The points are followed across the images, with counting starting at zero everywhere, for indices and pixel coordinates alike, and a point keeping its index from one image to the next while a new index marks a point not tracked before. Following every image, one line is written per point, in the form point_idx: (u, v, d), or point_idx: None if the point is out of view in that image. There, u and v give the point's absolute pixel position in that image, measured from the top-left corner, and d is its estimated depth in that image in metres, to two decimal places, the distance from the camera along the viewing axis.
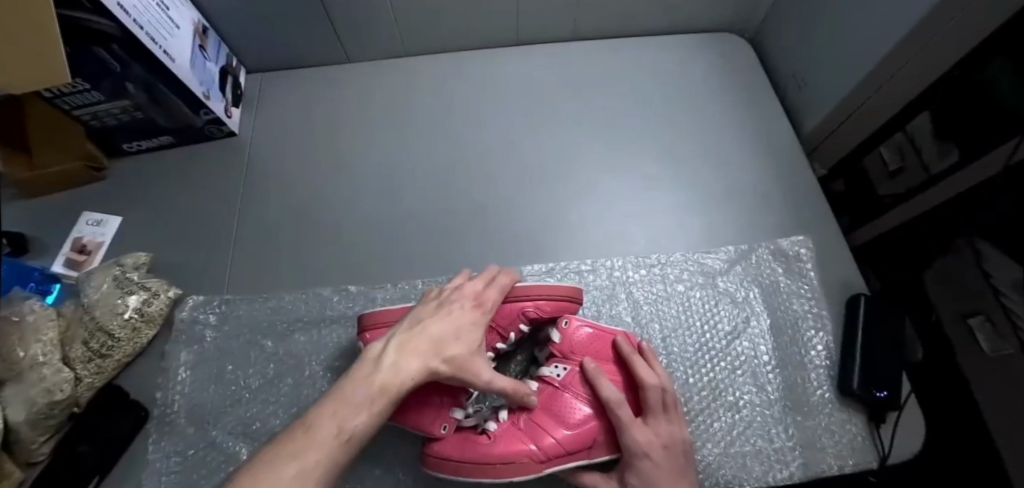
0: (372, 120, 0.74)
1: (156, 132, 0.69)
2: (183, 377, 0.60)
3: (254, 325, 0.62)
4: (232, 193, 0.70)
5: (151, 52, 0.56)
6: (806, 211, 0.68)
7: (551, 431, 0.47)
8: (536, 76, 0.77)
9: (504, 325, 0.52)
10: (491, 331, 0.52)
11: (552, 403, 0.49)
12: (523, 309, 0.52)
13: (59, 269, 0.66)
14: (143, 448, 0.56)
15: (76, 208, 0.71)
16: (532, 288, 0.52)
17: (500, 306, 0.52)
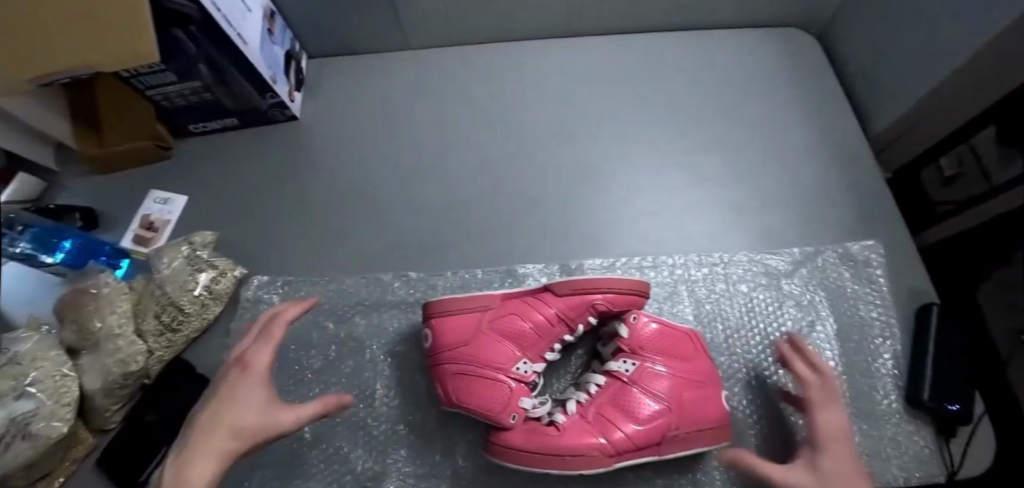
0: (431, 108, 0.74)
1: (223, 114, 0.71)
2: None
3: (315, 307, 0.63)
4: (293, 177, 0.71)
5: (226, 34, 0.57)
6: (876, 214, 0.66)
7: (620, 424, 0.48)
8: (595, 69, 0.76)
9: (570, 316, 0.52)
10: (559, 323, 0.52)
11: (622, 396, 0.50)
12: (591, 301, 0.51)
13: (128, 245, 0.69)
14: None
15: (145, 186, 0.73)
16: (601, 280, 0.51)
17: (570, 296, 0.51)
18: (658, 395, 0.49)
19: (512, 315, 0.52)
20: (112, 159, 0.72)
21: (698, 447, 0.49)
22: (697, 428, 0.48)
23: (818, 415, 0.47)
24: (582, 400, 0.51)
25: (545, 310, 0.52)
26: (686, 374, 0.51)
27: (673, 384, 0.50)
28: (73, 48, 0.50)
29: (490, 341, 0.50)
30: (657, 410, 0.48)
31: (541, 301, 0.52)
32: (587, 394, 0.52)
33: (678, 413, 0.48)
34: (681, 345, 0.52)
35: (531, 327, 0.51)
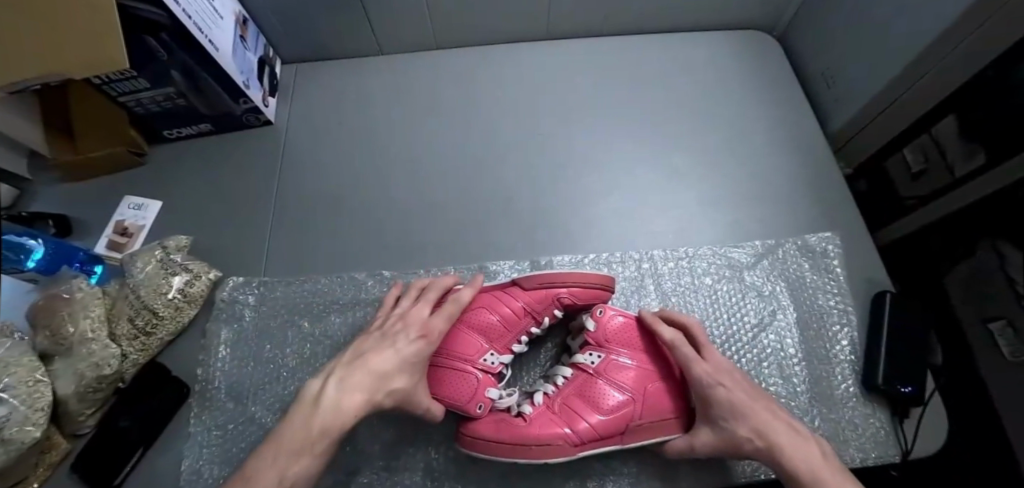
0: (403, 111, 0.75)
1: (197, 120, 0.71)
2: (222, 355, 0.62)
3: (290, 307, 0.64)
4: (267, 182, 0.71)
5: (196, 42, 0.57)
6: (831, 208, 0.69)
7: (585, 416, 0.50)
8: (564, 72, 0.78)
9: (536, 309, 0.54)
10: (525, 315, 0.54)
11: (588, 388, 0.52)
12: (556, 294, 0.54)
13: (103, 250, 0.69)
14: (183, 423, 0.59)
15: (118, 193, 0.73)
16: (566, 274, 0.54)
17: (534, 290, 0.54)
18: (623, 387, 0.51)
19: (480, 308, 0.54)
20: (84, 166, 0.72)
21: (663, 435, 0.51)
22: (657, 417, 0.50)
23: (697, 372, 0.49)
24: (550, 392, 0.53)
25: (514, 302, 0.54)
26: (647, 366, 0.53)
27: (638, 375, 0.52)
28: (55, 54, 0.51)
29: (459, 332, 0.53)
30: (621, 401, 0.50)
31: (509, 294, 0.54)
32: (554, 386, 0.54)
33: (640, 403, 0.50)
34: (645, 338, 0.54)
35: (500, 319, 0.54)
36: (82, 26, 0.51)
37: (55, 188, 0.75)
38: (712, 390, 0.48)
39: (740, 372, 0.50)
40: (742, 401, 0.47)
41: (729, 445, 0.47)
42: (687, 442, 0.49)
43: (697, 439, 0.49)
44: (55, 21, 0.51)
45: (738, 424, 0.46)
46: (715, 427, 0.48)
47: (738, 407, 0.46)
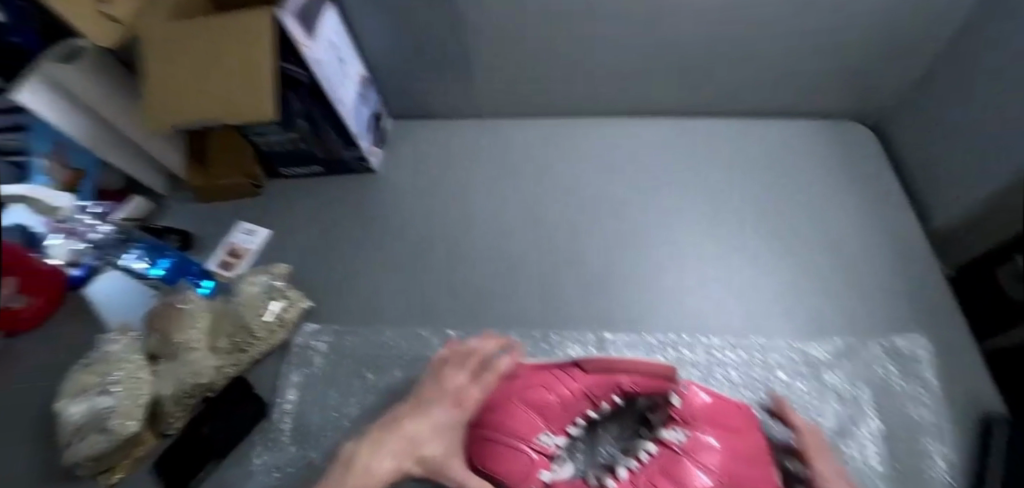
0: (490, 171, 0.81)
1: (312, 162, 0.80)
2: (291, 398, 0.64)
3: (356, 357, 0.66)
4: (360, 222, 0.78)
5: (326, 96, 0.66)
6: (929, 314, 0.64)
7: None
8: (644, 151, 0.80)
9: (595, 394, 0.53)
10: (583, 399, 0.53)
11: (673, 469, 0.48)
12: (617, 381, 0.53)
13: (213, 267, 0.78)
14: (247, 456, 0.60)
15: (233, 218, 0.83)
16: (627, 360, 0.54)
17: (596, 374, 0.54)
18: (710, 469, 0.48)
19: (535, 385, 0.54)
20: (210, 191, 0.83)
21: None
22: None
23: (817, 466, 0.49)
24: (633, 468, 0.51)
25: (570, 384, 0.53)
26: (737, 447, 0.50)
27: (726, 458, 0.49)
28: (221, 101, 0.57)
29: (511, 406, 0.53)
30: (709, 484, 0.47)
31: (565, 375, 0.54)
32: (638, 461, 0.52)
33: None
34: (730, 416, 0.52)
35: (557, 397, 0.53)
36: (242, 75, 0.56)
37: (181, 208, 0.86)
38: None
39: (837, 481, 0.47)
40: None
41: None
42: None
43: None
44: (222, 71, 0.57)
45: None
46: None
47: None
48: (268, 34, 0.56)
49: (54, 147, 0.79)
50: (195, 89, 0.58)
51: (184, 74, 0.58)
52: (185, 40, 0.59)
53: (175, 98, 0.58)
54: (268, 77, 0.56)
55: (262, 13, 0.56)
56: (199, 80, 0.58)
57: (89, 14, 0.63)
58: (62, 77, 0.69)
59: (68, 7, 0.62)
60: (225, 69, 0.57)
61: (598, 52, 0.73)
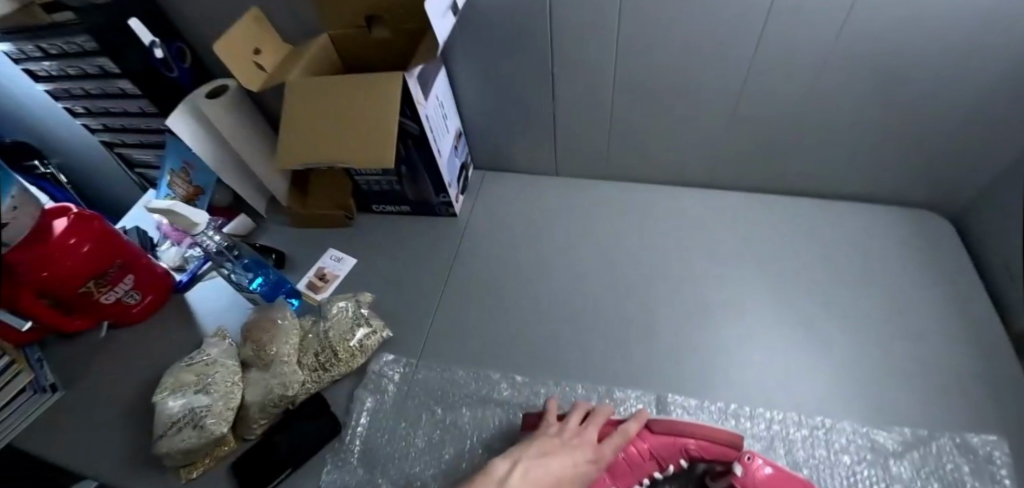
0: (564, 230, 0.89)
1: (402, 202, 0.89)
2: (363, 422, 0.69)
3: (428, 393, 0.71)
4: (441, 262, 0.85)
5: (429, 147, 0.75)
6: (1009, 414, 0.62)
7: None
8: (706, 223, 0.87)
9: (667, 455, 0.58)
10: (651, 459, 0.59)
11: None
12: (684, 445, 0.58)
13: (302, 287, 0.86)
14: (318, 471, 0.65)
15: (324, 245, 0.91)
16: (694, 427, 0.58)
17: (663, 435, 0.58)
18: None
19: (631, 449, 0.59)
20: (307, 218, 0.93)
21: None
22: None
23: None
24: None
25: (656, 447, 0.58)
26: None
27: None
28: (347, 147, 0.67)
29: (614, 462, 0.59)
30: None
31: (653, 439, 0.59)
32: None
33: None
34: None
35: (643, 459, 0.58)
36: (369, 128, 0.66)
37: (278, 231, 0.96)
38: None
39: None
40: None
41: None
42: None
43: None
44: (350, 122, 0.67)
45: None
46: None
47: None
48: (393, 95, 0.65)
49: (184, 166, 0.94)
50: (326, 135, 0.68)
51: (317, 122, 0.68)
52: (321, 94, 0.69)
53: (308, 142, 0.68)
54: (389, 131, 0.65)
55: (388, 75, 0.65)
56: (331, 127, 0.68)
57: (247, 64, 0.74)
58: (209, 111, 0.80)
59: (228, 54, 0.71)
60: (353, 120, 0.67)
61: (674, 126, 0.82)
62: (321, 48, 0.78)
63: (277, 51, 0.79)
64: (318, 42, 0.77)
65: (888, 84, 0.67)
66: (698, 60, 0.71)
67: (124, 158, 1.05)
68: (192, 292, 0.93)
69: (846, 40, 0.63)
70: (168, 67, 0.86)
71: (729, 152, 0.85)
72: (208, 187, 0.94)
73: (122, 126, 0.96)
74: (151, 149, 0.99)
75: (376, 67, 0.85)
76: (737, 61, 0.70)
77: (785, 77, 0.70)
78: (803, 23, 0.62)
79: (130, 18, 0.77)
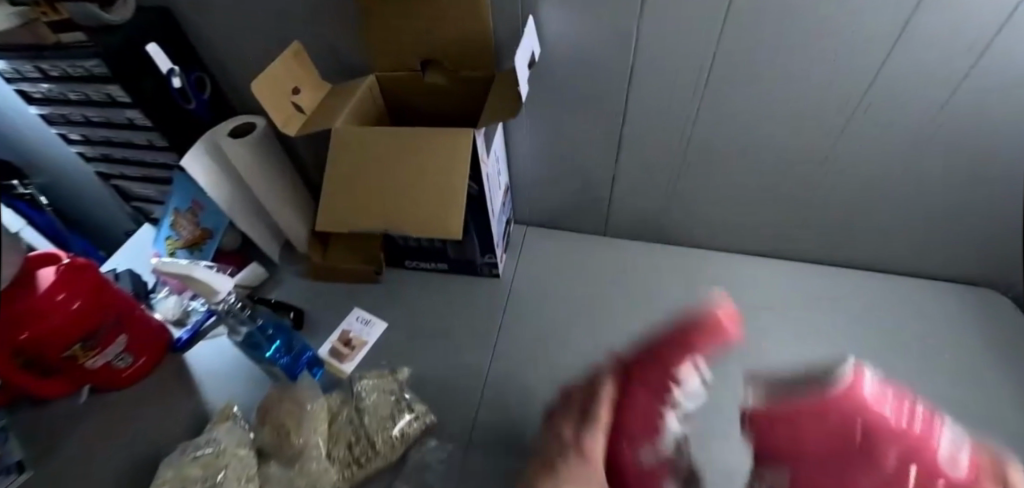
0: (616, 294, 0.81)
1: (440, 260, 0.81)
2: None
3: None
4: (485, 332, 0.77)
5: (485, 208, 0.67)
6: None
7: (851, 456, 0.43)
8: (772, 295, 0.81)
9: (671, 374, 0.55)
10: (645, 391, 0.54)
11: (827, 410, 0.44)
12: (667, 364, 0.55)
13: (324, 354, 0.76)
14: None
15: (351, 304, 0.82)
16: (662, 352, 0.56)
17: (653, 362, 0.55)
18: (841, 440, 0.43)
19: (635, 388, 0.54)
20: (330, 271, 0.83)
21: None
22: (951, 469, 0.40)
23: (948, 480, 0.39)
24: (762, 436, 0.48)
25: (674, 375, 0.55)
26: (902, 425, 0.42)
27: (837, 439, 0.43)
28: (405, 215, 0.60)
29: (630, 443, 0.52)
30: (894, 436, 0.42)
31: (652, 369, 0.55)
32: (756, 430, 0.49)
33: (905, 438, 0.41)
34: (811, 411, 0.45)
35: (638, 427, 0.53)
36: (430, 195, 0.59)
37: (297, 283, 0.86)
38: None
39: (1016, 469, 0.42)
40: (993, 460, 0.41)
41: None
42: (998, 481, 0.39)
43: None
44: (409, 185, 0.59)
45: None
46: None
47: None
48: (458, 173, 0.57)
49: (193, 206, 0.83)
50: (378, 197, 0.60)
51: (368, 181, 0.60)
52: (370, 147, 0.60)
53: (357, 204, 0.61)
54: (450, 214, 0.58)
55: (454, 148, 0.57)
56: (381, 194, 0.60)
57: (282, 102, 0.63)
58: (233, 152, 0.72)
59: (268, 94, 0.61)
60: (410, 183, 0.59)
61: (744, 193, 0.77)
62: (367, 89, 0.69)
63: (315, 91, 0.68)
64: (364, 84, 0.69)
65: (982, 169, 0.64)
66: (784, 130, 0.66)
67: (122, 190, 0.93)
68: (192, 352, 0.81)
69: (951, 122, 0.60)
70: (186, 98, 0.77)
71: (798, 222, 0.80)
72: (218, 231, 0.83)
73: (124, 158, 0.85)
74: (155, 185, 0.88)
75: (423, 114, 0.77)
76: (826, 135, 0.65)
77: (877, 153, 0.66)
78: (908, 101, 0.58)
79: (148, 43, 0.68)
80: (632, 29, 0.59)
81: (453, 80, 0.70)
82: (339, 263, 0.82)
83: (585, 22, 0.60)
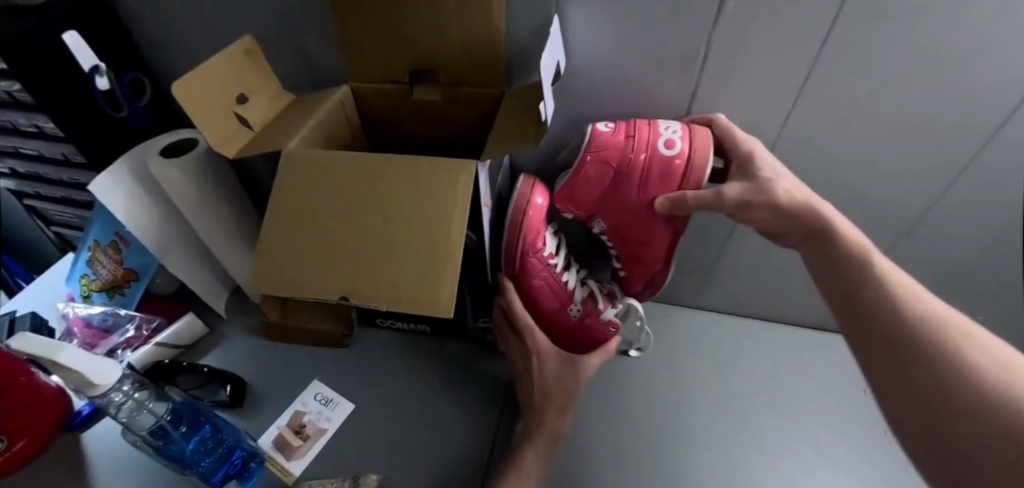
0: (644, 373, 0.67)
1: (419, 319, 0.66)
2: None
3: None
4: (480, 419, 0.60)
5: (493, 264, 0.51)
6: None
7: (647, 217, 0.53)
8: (834, 386, 0.67)
9: (532, 246, 0.54)
10: (530, 258, 0.54)
11: (598, 161, 0.50)
12: (534, 213, 0.53)
13: (268, 447, 0.57)
14: None
15: (311, 372, 0.65)
16: (524, 206, 0.52)
17: (529, 221, 0.52)
18: (614, 198, 0.52)
19: (535, 286, 0.57)
20: (286, 331, 0.66)
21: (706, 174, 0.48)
22: (671, 154, 0.48)
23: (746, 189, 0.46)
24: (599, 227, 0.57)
25: (542, 265, 0.56)
26: (643, 139, 0.48)
27: (654, 175, 0.49)
28: (379, 273, 0.42)
29: (547, 317, 0.61)
30: (635, 156, 0.48)
31: (522, 270, 0.55)
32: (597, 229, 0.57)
33: (656, 155, 0.48)
34: (608, 160, 0.49)
35: (550, 311, 0.60)
36: (416, 247, 0.41)
37: (245, 341, 0.68)
38: (875, 299, 0.37)
39: (793, 178, 0.47)
40: (755, 148, 0.48)
41: (766, 194, 0.44)
42: (705, 156, 0.47)
43: (727, 188, 0.46)
44: (387, 230, 0.42)
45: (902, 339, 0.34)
46: (746, 179, 0.46)
47: (912, 311, 0.35)
48: (453, 218, 0.40)
49: (116, 239, 0.65)
50: (343, 245, 0.43)
51: (330, 223, 0.43)
52: (335, 175, 0.43)
53: (314, 254, 0.43)
54: (440, 274, 0.41)
55: (448, 184, 0.41)
56: (340, 249, 0.43)
57: (219, 116, 0.47)
58: (164, 174, 0.54)
59: (205, 108, 0.46)
60: (387, 228, 0.42)
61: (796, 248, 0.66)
62: (340, 103, 0.53)
63: (273, 102, 0.53)
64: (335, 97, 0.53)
65: None
66: (844, 186, 0.57)
67: (38, 214, 0.75)
68: (92, 430, 0.61)
69: None
70: (117, 105, 0.60)
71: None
72: (146, 272, 0.65)
73: (35, 176, 0.67)
74: (77, 210, 0.70)
75: (417, 140, 0.62)
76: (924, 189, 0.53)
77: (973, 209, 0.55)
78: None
79: (66, 31, 0.52)
80: (698, 45, 0.46)
81: (451, 96, 0.54)
82: (298, 319, 0.65)
83: (634, 40, 0.47)
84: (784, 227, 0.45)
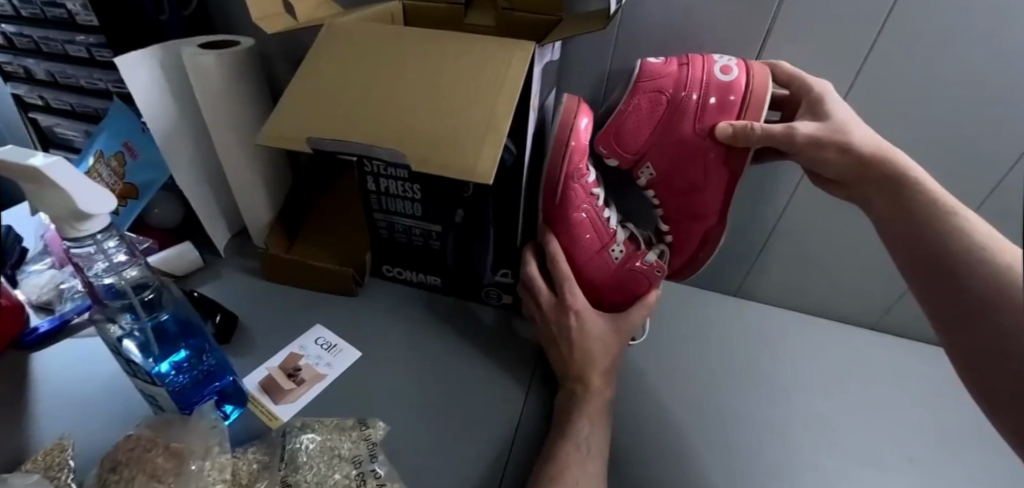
0: (689, 351, 0.62)
1: (432, 270, 0.59)
2: None
3: None
4: (509, 378, 0.53)
5: (552, 175, 0.49)
6: None
7: (705, 154, 0.52)
8: (892, 380, 0.62)
9: (576, 169, 0.49)
10: (574, 185, 0.49)
11: (656, 90, 0.50)
12: (581, 133, 0.48)
13: (252, 386, 0.49)
14: None
15: (320, 311, 0.58)
16: (568, 121, 0.47)
17: (576, 142, 0.48)
18: (669, 134, 0.52)
19: (577, 221, 0.51)
20: (285, 268, 0.59)
21: (766, 109, 0.48)
22: (727, 81, 0.48)
23: (812, 124, 0.46)
24: (651, 174, 0.56)
25: (585, 193, 0.51)
26: (698, 68, 0.49)
27: (711, 109, 0.49)
28: (414, 130, 0.38)
29: (584, 265, 0.54)
30: (689, 89, 0.49)
31: (563, 200, 0.50)
32: (648, 176, 0.56)
33: (712, 82, 0.48)
34: (668, 87, 0.49)
35: (587, 256, 0.54)
36: (463, 107, 0.39)
37: (248, 277, 0.62)
38: (956, 216, 0.40)
39: (863, 126, 0.47)
40: (827, 92, 0.48)
41: (841, 135, 0.45)
42: (764, 80, 0.48)
43: (800, 125, 0.46)
44: (438, 92, 0.40)
45: (960, 241, 0.39)
46: (820, 119, 0.46)
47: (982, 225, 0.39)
48: (503, 93, 0.38)
49: (123, 149, 0.58)
50: (389, 99, 0.40)
51: (384, 81, 0.41)
52: (401, 45, 0.43)
53: (356, 104, 0.40)
54: (480, 142, 0.36)
55: (505, 63, 0.39)
56: (383, 107, 0.40)
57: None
58: (201, 70, 0.50)
59: None
60: (439, 91, 0.40)
61: (844, 234, 0.64)
62: (385, 15, 0.52)
63: (321, 5, 0.53)
64: (384, 9, 0.52)
65: None
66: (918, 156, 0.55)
67: (40, 127, 0.70)
68: (49, 352, 0.52)
69: None
70: (160, 8, 0.56)
71: (903, 288, 0.65)
72: (149, 189, 0.59)
73: (50, 78, 0.63)
74: (83, 123, 0.65)
75: None
76: (996, 161, 0.52)
77: None
78: None
79: None
80: None
81: (506, 23, 0.52)
82: (302, 257, 0.59)
83: None
84: (857, 179, 0.46)
